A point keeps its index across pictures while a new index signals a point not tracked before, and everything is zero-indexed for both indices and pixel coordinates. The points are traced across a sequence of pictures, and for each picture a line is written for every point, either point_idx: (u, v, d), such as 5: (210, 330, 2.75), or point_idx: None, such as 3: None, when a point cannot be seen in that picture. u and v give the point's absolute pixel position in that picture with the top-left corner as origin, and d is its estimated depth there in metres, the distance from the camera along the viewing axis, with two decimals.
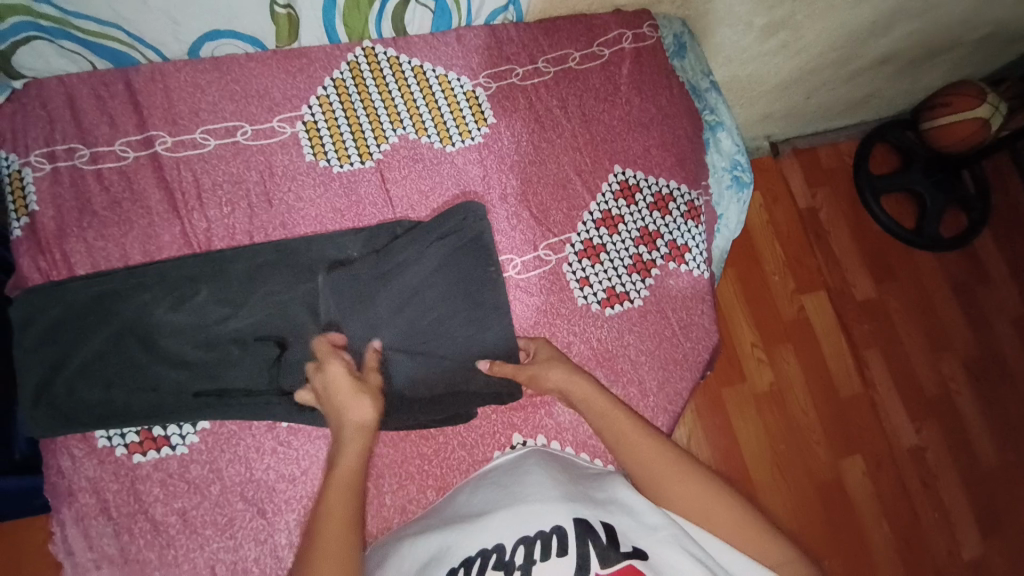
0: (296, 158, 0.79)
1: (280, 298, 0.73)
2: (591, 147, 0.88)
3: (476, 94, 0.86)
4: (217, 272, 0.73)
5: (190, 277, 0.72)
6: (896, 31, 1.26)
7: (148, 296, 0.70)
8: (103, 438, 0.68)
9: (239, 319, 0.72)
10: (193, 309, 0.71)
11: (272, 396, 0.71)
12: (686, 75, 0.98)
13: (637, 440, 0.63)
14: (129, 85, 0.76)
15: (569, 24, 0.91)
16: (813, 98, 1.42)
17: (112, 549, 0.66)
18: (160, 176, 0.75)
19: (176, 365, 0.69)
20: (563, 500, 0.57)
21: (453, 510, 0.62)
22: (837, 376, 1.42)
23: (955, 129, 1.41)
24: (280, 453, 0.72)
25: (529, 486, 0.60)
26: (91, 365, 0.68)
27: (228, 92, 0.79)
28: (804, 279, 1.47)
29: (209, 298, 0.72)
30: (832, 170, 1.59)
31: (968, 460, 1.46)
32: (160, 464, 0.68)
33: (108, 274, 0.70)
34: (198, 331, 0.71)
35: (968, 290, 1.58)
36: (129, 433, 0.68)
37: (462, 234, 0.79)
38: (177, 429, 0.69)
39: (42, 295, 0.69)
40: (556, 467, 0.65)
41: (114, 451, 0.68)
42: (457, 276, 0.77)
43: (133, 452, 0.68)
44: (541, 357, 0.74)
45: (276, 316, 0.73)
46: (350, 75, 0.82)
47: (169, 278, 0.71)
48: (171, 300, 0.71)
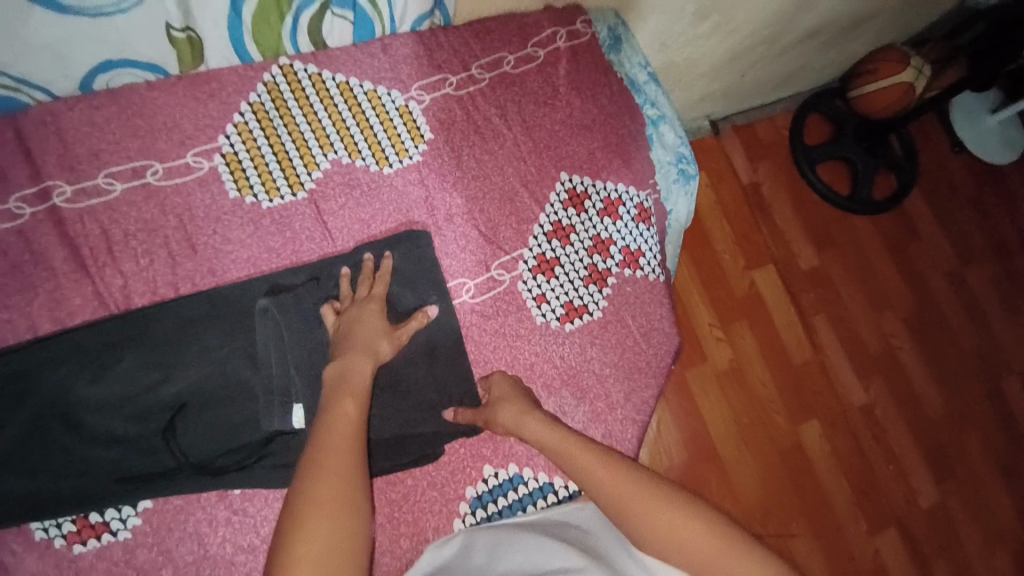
0: (218, 197, 0.72)
1: (217, 354, 0.68)
2: (536, 156, 0.85)
3: (409, 109, 0.81)
4: (141, 334, 0.66)
5: (109, 345, 0.65)
6: (821, 6, 1.28)
7: (63, 370, 0.63)
8: (39, 529, 0.61)
9: (173, 383, 0.66)
10: (117, 379, 0.65)
11: (219, 460, 0.66)
12: (624, 69, 0.96)
13: (596, 470, 0.61)
14: (17, 132, 0.68)
15: (500, 25, 0.87)
16: (749, 76, 1.43)
17: None
18: (63, 232, 0.67)
19: (106, 444, 0.63)
20: (588, 569, 0.55)
21: None
22: (789, 344, 1.47)
23: (882, 94, 1.46)
24: (236, 523, 0.67)
25: (551, 562, 0.57)
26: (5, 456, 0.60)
27: (131, 128, 0.71)
28: (753, 255, 1.50)
29: (135, 364, 0.65)
30: (770, 143, 1.62)
31: (915, 411, 1.54)
32: (103, 552, 0.62)
33: (15, 350, 0.63)
34: (124, 401, 0.64)
35: (903, 251, 1.65)
36: (65, 522, 0.62)
37: (412, 255, 0.76)
38: (116, 513, 0.63)
39: None
40: (565, 540, 0.63)
41: (52, 543, 0.61)
42: (398, 309, 0.73)
43: (73, 542, 0.62)
44: (499, 392, 0.72)
45: (214, 373, 0.67)
46: (269, 98, 0.76)
47: (86, 348, 0.65)
48: (92, 371, 0.64)
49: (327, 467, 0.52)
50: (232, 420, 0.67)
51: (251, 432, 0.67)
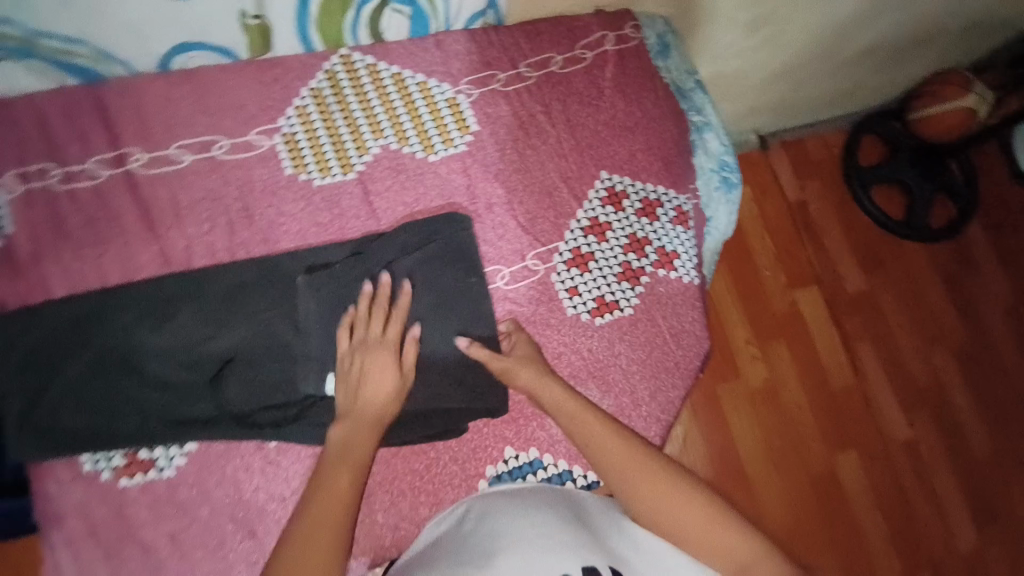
0: (275, 172, 0.77)
1: (264, 315, 0.72)
2: (577, 153, 0.87)
3: (457, 101, 0.84)
4: (197, 291, 0.71)
5: (170, 298, 0.71)
6: (878, 24, 1.25)
7: (128, 316, 0.69)
8: (89, 462, 0.67)
9: (223, 338, 0.70)
10: (175, 329, 0.69)
11: (260, 413, 0.70)
12: (671, 75, 0.96)
13: (601, 440, 0.64)
14: (100, 102, 0.74)
15: (551, 27, 0.90)
16: (800, 91, 1.41)
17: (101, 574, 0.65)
18: (136, 194, 0.73)
19: (160, 387, 0.68)
20: (572, 542, 0.56)
21: (459, 541, 0.60)
22: (829, 368, 1.43)
23: (945, 118, 1.40)
24: (270, 473, 0.70)
25: (537, 526, 0.58)
26: (72, 389, 0.67)
27: (202, 105, 0.77)
28: (796, 273, 1.47)
29: (191, 317, 0.70)
30: (820, 161, 1.59)
31: (960, 449, 1.46)
32: (147, 487, 0.68)
33: (86, 296, 0.69)
34: (178, 350, 0.69)
35: (957, 281, 1.58)
36: (115, 457, 0.67)
37: (450, 234, 0.78)
38: (163, 452, 0.68)
39: (24, 320, 0.68)
40: (560, 502, 0.63)
41: (100, 475, 0.67)
42: (434, 285, 0.75)
43: (120, 476, 0.67)
44: (518, 354, 0.73)
45: (262, 332, 0.71)
46: (328, 84, 0.81)
47: (151, 298, 0.70)
48: (153, 321, 0.69)
49: (311, 544, 0.54)
50: (273, 377, 0.70)
51: (291, 394, 0.70)
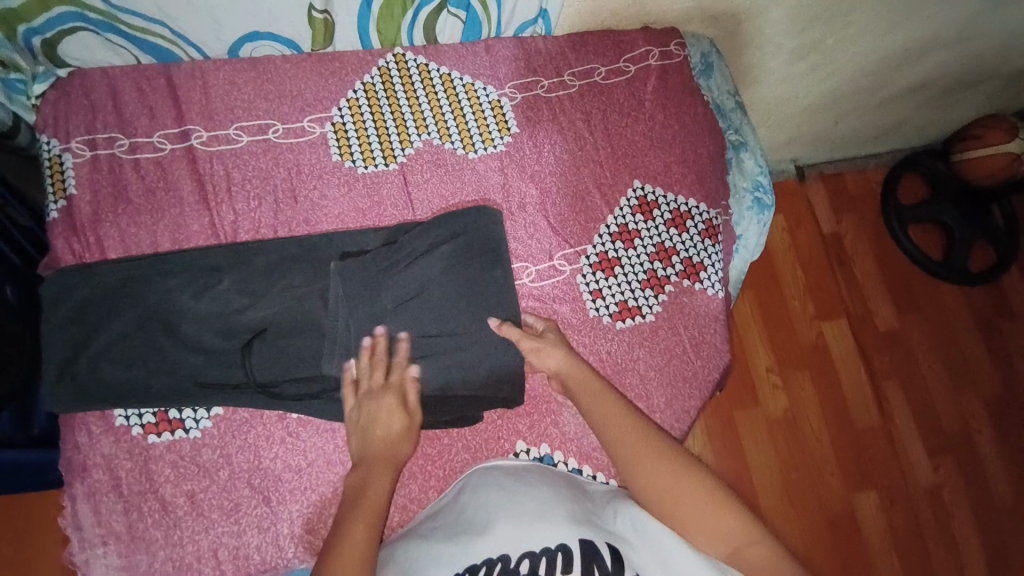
0: (323, 158, 0.81)
1: (298, 291, 0.75)
2: (612, 160, 0.89)
3: (501, 104, 0.87)
4: (239, 263, 0.75)
5: (214, 267, 0.74)
6: (927, 61, 1.25)
7: (172, 280, 0.73)
8: (121, 417, 0.70)
9: (259, 309, 0.74)
10: (215, 297, 0.73)
11: (283, 385, 0.72)
12: (712, 94, 0.98)
13: (615, 418, 0.67)
14: (169, 81, 0.80)
15: (597, 39, 0.92)
16: (841, 124, 1.41)
17: (120, 525, 0.68)
18: (193, 168, 0.78)
19: (195, 350, 0.71)
20: (569, 519, 0.59)
21: (459, 512, 0.63)
22: (853, 405, 1.40)
23: (986, 162, 1.38)
24: (289, 443, 0.73)
25: (533, 501, 0.61)
26: (112, 346, 0.71)
27: (262, 91, 0.81)
28: (825, 305, 1.45)
29: (232, 287, 0.74)
30: (858, 196, 1.57)
31: (986, 501, 1.41)
32: (172, 445, 0.71)
33: (135, 259, 0.73)
34: (213, 316, 0.73)
35: (994, 327, 1.53)
36: (146, 414, 0.71)
37: (483, 226, 0.80)
38: (192, 413, 0.71)
39: (73, 275, 0.72)
40: (559, 483, 0.67)
41: (130, 430, 0.70)
42: (461, 278, 0.77)
43: (149, 433, 0.70)
44: (558, 339, 0.75)
45: (294, 306, 0.74)
46: (380, 80, 0.85)
47: (196, 264, 0.74)
48: (196, 287, 0.73)
49: None
50: (303, 349, 0.73)
51: (318, 369, 0.73)
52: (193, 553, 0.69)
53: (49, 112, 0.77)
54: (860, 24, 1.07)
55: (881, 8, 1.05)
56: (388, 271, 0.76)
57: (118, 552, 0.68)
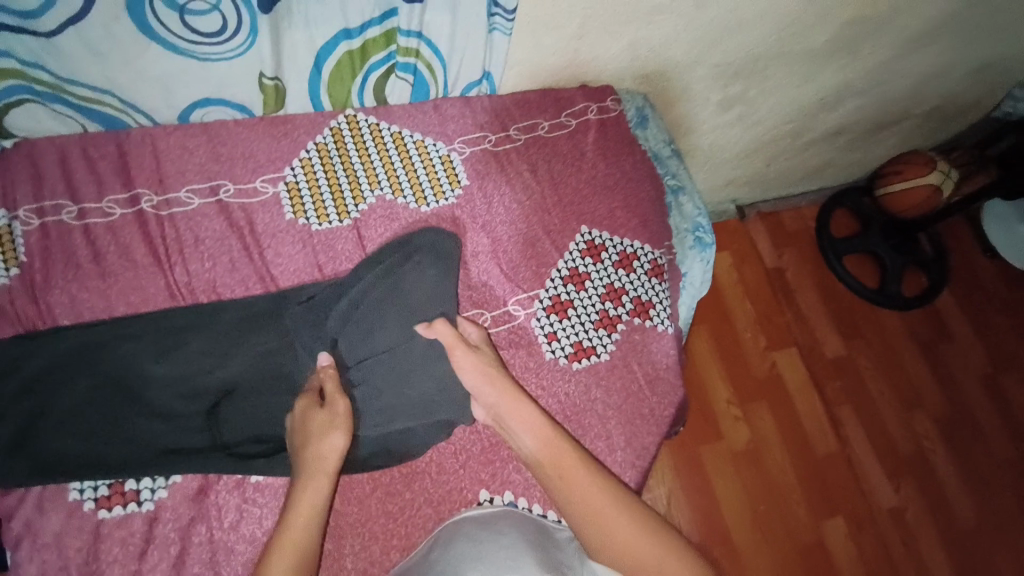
0: (276, 217, 0.82)
1: (265, 349, 0.76)
2: (559, 209, 0.93)
3: (451, 158, 0.91)
4: (204, 324, 0.75)
5: (177, 329, 0.74)
6: (842, 108, 1.37)
7: (125, 348, 0.72)
8: (75, 490, 0.67)
9: (224, 370, 0.74)
10: (179, 359, 0.73)
11: (245, 442, 0.73)
12: (649, 143, 1.05)
13: (562, 452, 0.71)
14: (119, 148, 0.80)
15: (538, 97, 0.99)
16: (772, 166, 1.52)
17: None
18: (141, 232, 0.78)
19: (157, 418, 0.71)
20: (539, 572, 0.60)
21: (428, 566, 0.63)
22: (811, 432, 1.44)
23: (907, 196, 1.50)
24: (244, 510, 0.70)
25: (503, 553, 0.62)
26: (67, 420, 0.68)
27: (214, 154, 0.83)
28: (776, 336, 1.52)
29: (197, 349, 0.74)
30: (794, 232, 1.68)
31: (944, 518, 1.45)
32: (124, 521, 0.67)
33: (94, 326, 0.72)
34: (175, 380, 0.72)
35: (930, 348, 1.63)
36: (101, 486, 0.67)
37: (439, 276, 0.84)
38: (150, 483, 0.68)
39: (28, 345, 0.70)
40: (528, 530, 0.68)
41: (83, 504, 0.66)
42: (397, 302, 0.82)
43: (100, 507, 0.67)
44: (489, 356, 0.78)
45: (259, 367, 0.76)
46: (333, 140, 0.87)
47: (153, 329, 0.74)
48: (158, 351, 0.73)
49: None
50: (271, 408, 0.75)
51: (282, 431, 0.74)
52: None
53: None
54: (777, 77, 1.18)
55: (793, 64, 1.16)
56: (333, 305, 0.80)
57: None
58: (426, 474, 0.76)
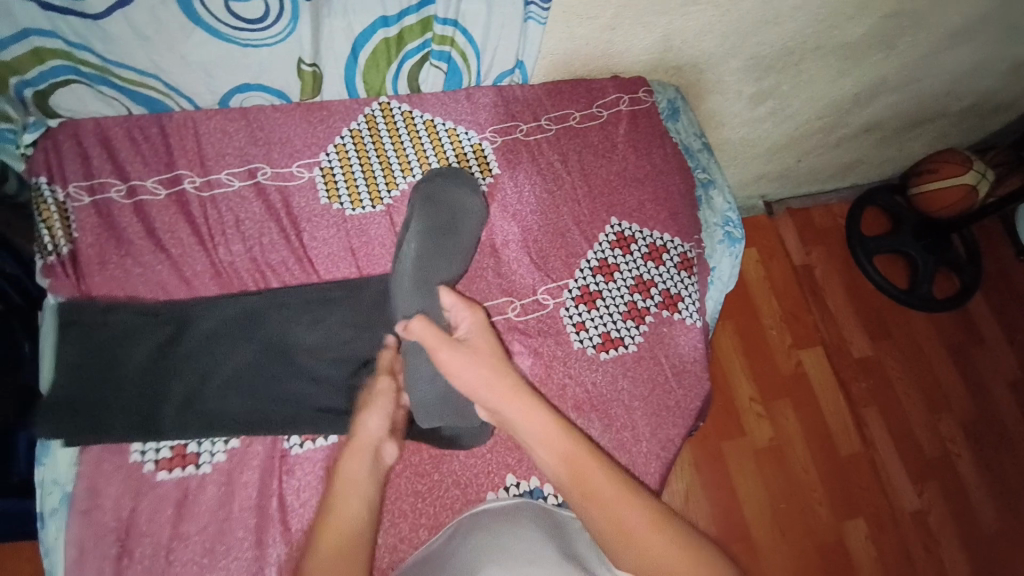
0: (311, 201, 0.84)
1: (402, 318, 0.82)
2: (589, 200, 0.93)
3: (482, 148, 0.92)
4: (350, 296, 0.81)
5: (326, 300, 0.80)
6: (877, 103, 1.34)
7: (237, 311, 0.77)
8: (137, 452, 0.70)
9: (367, 340, 0.80)
10: (330, 328, 0.79)
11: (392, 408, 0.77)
12: (680, 136, 1.04)
13: (569, 450, 0.67)
14: (162, 130, 0.82)
15: (570, 88, 0.98)
16: (803, 162, 1.49)
17: (109, 569, 0.66)
18: (183, 212, 0.80)
19: (309, 380, 0.76)
20: (557, 563, 0.60)
21: (446, 558, 0.64)
22: (835, 433, 1.42)
23: (944, 195, 1.46)
24: (284, 481, 0.72)
25: (519, 544, 0.62)
26: (166, 378, 0.73)
27: (253, 138, 0.85)
28: (802, 335, 1.51)
29: (344, 318, 0.80)
30: (824, 229, 1.65)
31: (969, 524, 1.42)
32: (182, 482, 0.70)
33: (255, 294, 0.78)
34: (287, 344, 0.77)
35: (960, 352, 1.59)
36: (163, 449, 0.71)
37: (450, 244, 0.82)
38: (208, 447, 0.72)
39: (200, 308, 0.76)
40: (545, 524, 0.68)
41: (143, 466, 0.70)
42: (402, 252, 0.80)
43: (160, 468, 0.70)
44: (485, 344, 0.73)
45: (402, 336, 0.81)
46: (366, 126, 0.88)
47: (308, 299, 0.79)
48: (309, 319, 0.78)
49: None
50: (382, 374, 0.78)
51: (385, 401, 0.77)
52: None
53: (40, 158, 0.79)
54: (811, 72, 1.15)
55: (829, 58, 1.14)
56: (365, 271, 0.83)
57: None
58: (454, 457, 0.77)
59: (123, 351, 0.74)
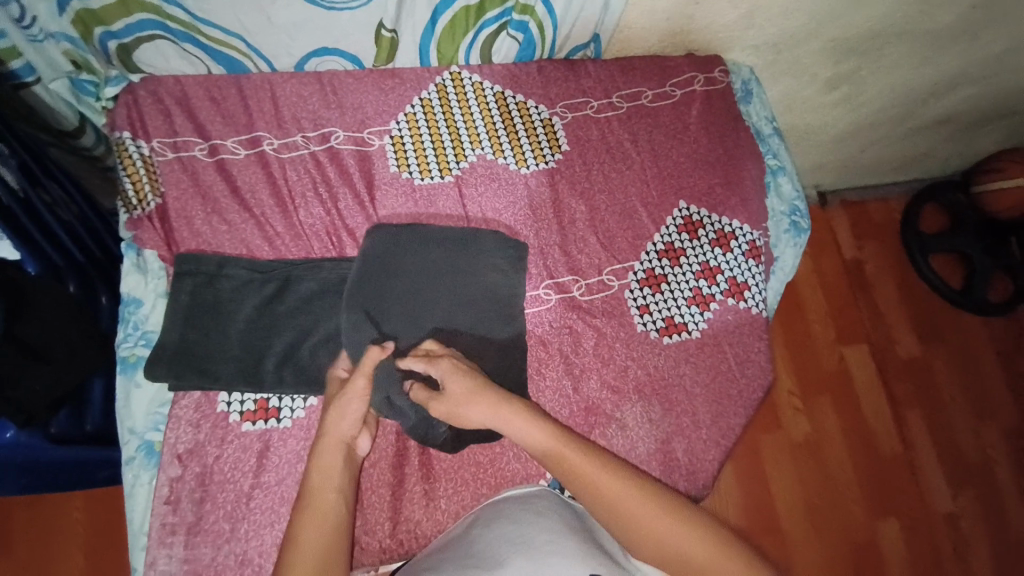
0: (382, 168, 0.84)
1: (490, 293, 0.80)
2: (658, 181, 0.91)
3: (552, 123, 0.90)
4: (440, 269, 0.80)
5: (421, 271, 0.80)
6: (954, 95, 1.28)
7: (326, 273, 0.79)
8: (223, 402, 0.73)
9: (456, 315, 0.79)
10: (424, 300, 0.79)
11: None
12: (751, 119, 1.01)
13: (580, 473, 0.63)
14: (240, 91, 0.83)
15: (644, 64, 0.96)
16: (866, 152, 1.44)
17: (191, 514, 0.69)
18: (261, 174, 0.81)
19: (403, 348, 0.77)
20: (581, 552, 0.58)
21: (469, 543, 0.62)
22: (875, 432, 1.40)
23: (1008, 195, 1.38)
24: None
25: (542, 533, 0.61)
26: (254, 331, 0.76)
27: (327, 102, 0.85)
28: (847, 332, 1.48)
29: (437, 292, 0.79)
30: (879, 223, 1.60)
31: (1006, 533, 1.39)
32: (264, 434, 0.72)
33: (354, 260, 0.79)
34: (374, 304, 0.76)
35: (1014, 359, 1.54)
36: (246, 401, 0.73)
37: (505, 254, 0.82)
38: (289, 402, 0.74)
39: (303, 268, 0.78)
40: (571, 513, 0.67)
41: (229, 416, 0.72)
42: (450, 249, 0.81)
43: (245, 420, 0.72)
44: (460, 391, 0.67)
45: (492, 312, 0.80)
46: (437, 96, 0.87)
47: (405, 270, 0.79)
48: (405, 289, 0.79)
49: None
50: (463, 349, 0.78)
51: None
52: (256, 548, 0.69)
53: (122, 113, 0.80)
54: (893, 58, 1.10)
55: (914, 44, 1.08)
56: (429, 246, 0.80)
57: (184, 542, 0.68)
58: None
59: (229, 303, 0.77)
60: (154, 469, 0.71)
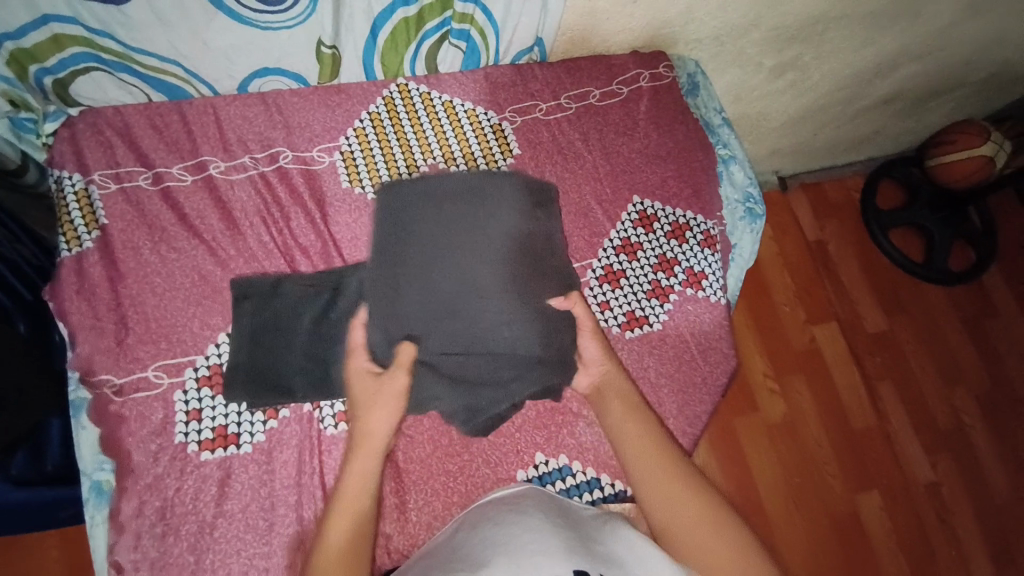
0: (333, 185, 0.84)
1: (508, 230, 0.73)
2: (611, 178, 0.92)
3: (502, 127, 0.91)
4: (451, 216, 0.73)
5: (429, 221, 0.72)
6: (897, 73, 1.32)
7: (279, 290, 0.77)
8: (181, 433, 0.72)
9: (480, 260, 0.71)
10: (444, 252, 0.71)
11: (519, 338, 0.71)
12: (700, 111, 1.02)
13: (653, 444, 0.72)
14: (182, 117, 0.82)
15: (589, 64, 0.97)
16: (819, 135, 1.47)
17: (154, 551, 0.68)
18: (210, 199, 0.81)
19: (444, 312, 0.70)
20: (563, 550, 0.59)
21: (452, 549, 0.62)
22: (850, 408, 1.43)
23: (963, 165, 1.41)
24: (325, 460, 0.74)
25: (525, 534, 0.61)
26: (314, 341, 0.74)
27: (273, 123, 0.84)
28: (816, 311, 1.50)
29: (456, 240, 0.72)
30: (837, 203, 1.64)
31: (982, 494, 1.43)
32: (224, 462, 0.71)
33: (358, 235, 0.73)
34: (386, 284, 0.71)
35: (978, 325, 1.59)
36: (204, 430, 0.72)
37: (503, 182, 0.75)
38: (247, 427, 0.73)
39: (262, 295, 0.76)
40: (553, 511, 0.67)
41: (187, 447, 0.71)
42: (461, 193, 0.74)
43: (203, 449, 0.71)
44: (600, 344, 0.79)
45: (518, 248, 0.73)
46: (385, 109, 0.87)
47: (414, 226, 0.72)
48: (417, 244, 0.72)
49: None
50: (505, 297, 0.71)
51: (495, 329, 0.71)
52: None
53: (60, 147, 0.79)
54: (834, 41, 1.13)
55: (853, 27, 1.11)
56: (433, 195, 0.73)
57: None
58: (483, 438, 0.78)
59: (285, 317, 0.75)
60: (106, 507, 0.70)
